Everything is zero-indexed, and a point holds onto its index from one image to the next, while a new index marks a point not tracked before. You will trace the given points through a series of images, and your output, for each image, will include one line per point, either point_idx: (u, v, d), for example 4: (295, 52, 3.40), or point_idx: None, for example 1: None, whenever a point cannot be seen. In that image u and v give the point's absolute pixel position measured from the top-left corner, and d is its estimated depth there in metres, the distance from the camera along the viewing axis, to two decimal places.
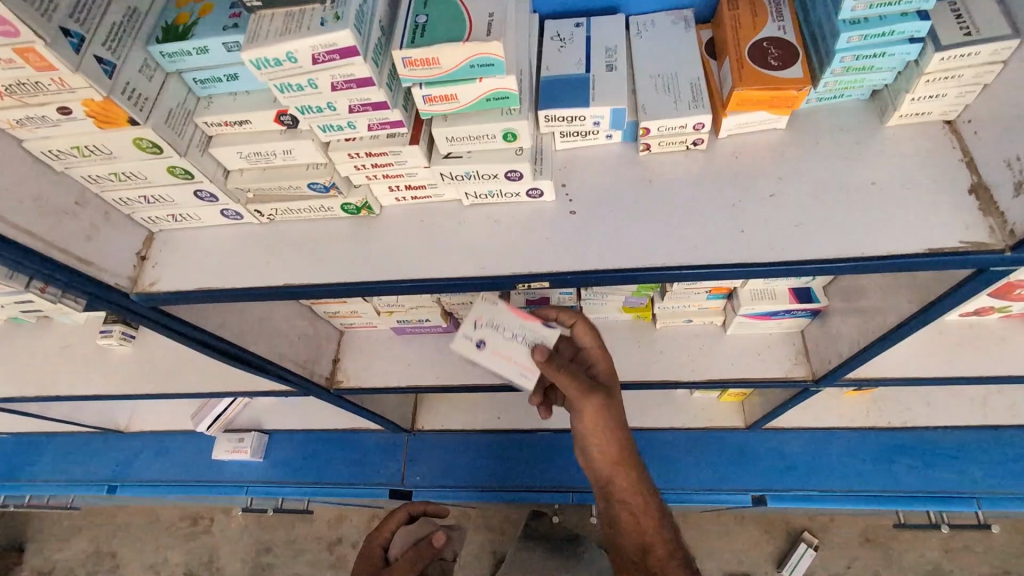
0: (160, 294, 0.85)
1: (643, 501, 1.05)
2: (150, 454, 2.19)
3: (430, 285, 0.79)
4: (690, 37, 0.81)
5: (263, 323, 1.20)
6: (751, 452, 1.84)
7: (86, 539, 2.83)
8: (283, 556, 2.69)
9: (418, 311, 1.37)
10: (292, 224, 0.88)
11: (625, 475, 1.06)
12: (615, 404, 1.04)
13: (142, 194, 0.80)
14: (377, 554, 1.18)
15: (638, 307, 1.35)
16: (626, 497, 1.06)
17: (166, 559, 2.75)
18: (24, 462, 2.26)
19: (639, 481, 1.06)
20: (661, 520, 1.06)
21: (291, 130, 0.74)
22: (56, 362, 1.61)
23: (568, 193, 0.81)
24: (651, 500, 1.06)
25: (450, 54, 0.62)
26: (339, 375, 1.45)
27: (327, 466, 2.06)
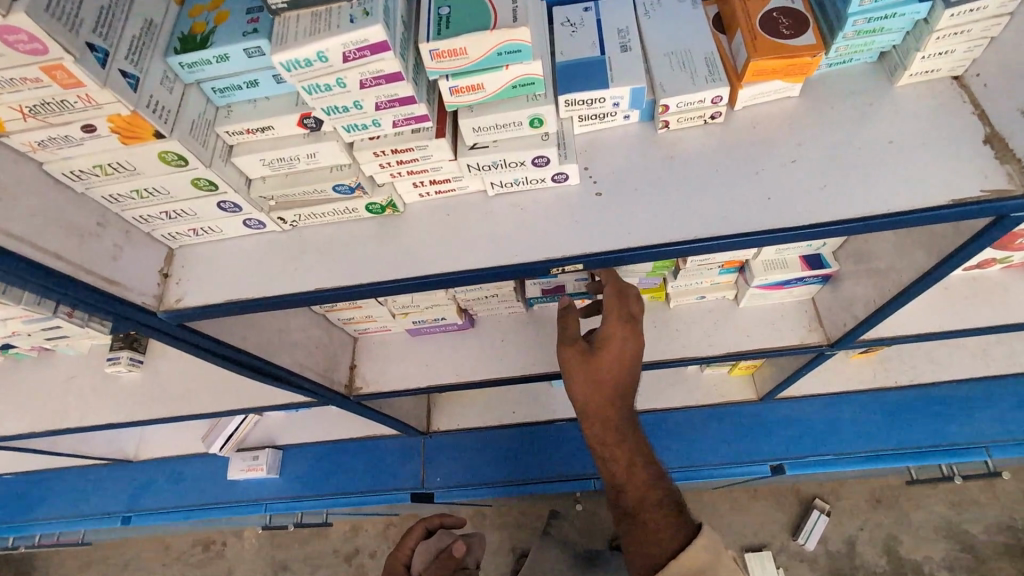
0: (186, 310, 0.84)
1: (614, 450, 1.05)
2: (161, 481, 2.15)
3: (466, 278, 0.79)
4: (698, 14, 0.82)
5: (281, 334, 1.19)
6: (764, 422, 1.87)
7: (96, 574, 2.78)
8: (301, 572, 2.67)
9: (433, 310, 1.37)
10: (316, 229, 0.88)
11: (592, 425, 1.06)
12: (591, 361, 1.02)
13: (163, 210, 0.80)
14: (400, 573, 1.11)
15: (652, 288, 1.37)
16: (598, 447, 1.06)
17: None
18: (32, 501, 2.22)
19: (610, 431, 1.05)
20: (638, 460, 1.04)
21: (314, 133, 0.74)
22: (63, 394, 1.56)
23: (591, 176, 0.82)
24: (624, 445, 1.04)
25: (476, 44, 0.63)
26: (358, 381, 1.45)
27: (344, 477, 2.05)
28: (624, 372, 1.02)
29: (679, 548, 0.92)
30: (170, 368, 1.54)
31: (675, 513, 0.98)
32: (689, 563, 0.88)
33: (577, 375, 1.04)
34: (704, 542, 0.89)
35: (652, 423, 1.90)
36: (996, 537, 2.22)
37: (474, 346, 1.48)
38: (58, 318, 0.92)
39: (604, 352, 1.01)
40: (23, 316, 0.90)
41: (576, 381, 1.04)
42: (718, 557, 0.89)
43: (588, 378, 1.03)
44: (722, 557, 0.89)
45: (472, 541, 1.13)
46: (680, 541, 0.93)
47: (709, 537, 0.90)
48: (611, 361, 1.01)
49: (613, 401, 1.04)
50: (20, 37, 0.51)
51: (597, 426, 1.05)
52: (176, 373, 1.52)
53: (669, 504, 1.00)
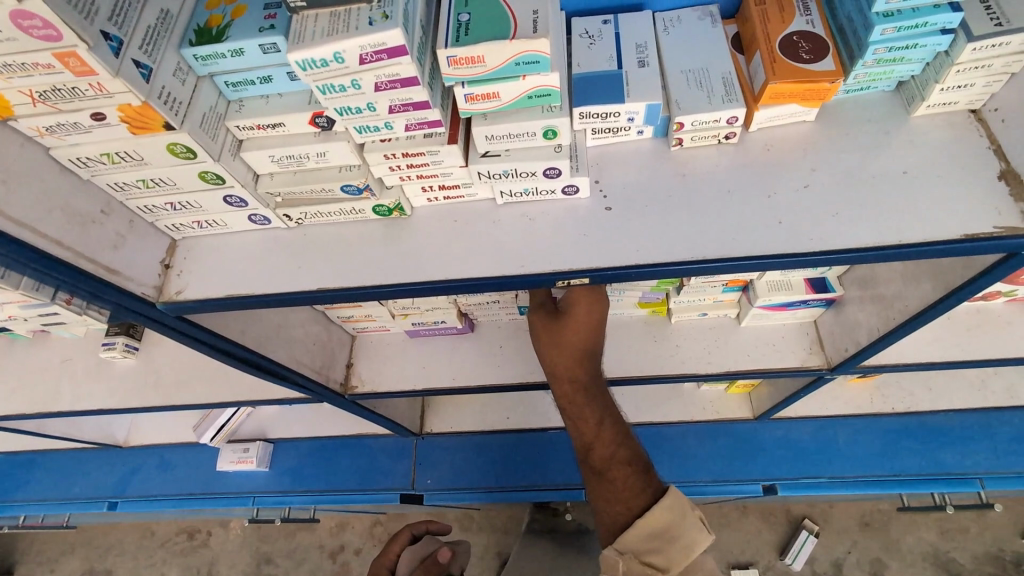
0: (186, 303, 0.83)
1: (584, 410, 1.04)
2: (149, 469, 2.14)
3: (471, 286, 0.78)
4: (718, 31, 0.82)
5: (280, 329, 1.19)
6: (758, 441, 1.86)
7: (79, 557, 2.78)
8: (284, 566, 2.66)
9: (433, 313, 1.36)
10: (321, 227, 0.87)
11: (562, 385, 1.06)
12: (559, 324, 1.03)
13: (169, 201, 0.79)
14: None
15: (654, 302, 1.36)
16: (566, 406, 1.06)
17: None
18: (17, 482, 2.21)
19: (580, 391, 1.04)
20: (606, 419, 1.04)
21: (326, 133, 0.73)
22: (55, 378, 1.55)
23: (601, 189, 0.81)
24: (593, 403, 1.04)
25: (495, 53, 0.62)
26: (354, 380, 1.44)
27: (335, 473, 2.04)
28: (591, 333, 1.03)
29: (646, 505, 0.93)
30: (165, 357, 1.53)
31: (642, 470, 0.99)
32: (653, 520, 0.90)
33: (543, 340, 1.04)
34: (668, 504, 0.92)
35: (646, 436, 1.89)
36: (983, 567, 2.21)
37: (473, 351, 1.47)
38: (56, 305, 0.92)
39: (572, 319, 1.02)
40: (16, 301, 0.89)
41: (542, 344, 1.05)
42: (682, 517, 0.91)
43: (555, 343, 1.03)
44: (685, 516, 0.91)
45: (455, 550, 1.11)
46: (647, 498, 0.94)
47: (673, 499, 0.92)
48: (579, 325, 1.02)
49: (581, 361, 1.04)
50: (34, 22, 0.51)
51: (568, 390, 1.05)
52: (172, 363, 1.51)
53: (636, 463, 0.99)
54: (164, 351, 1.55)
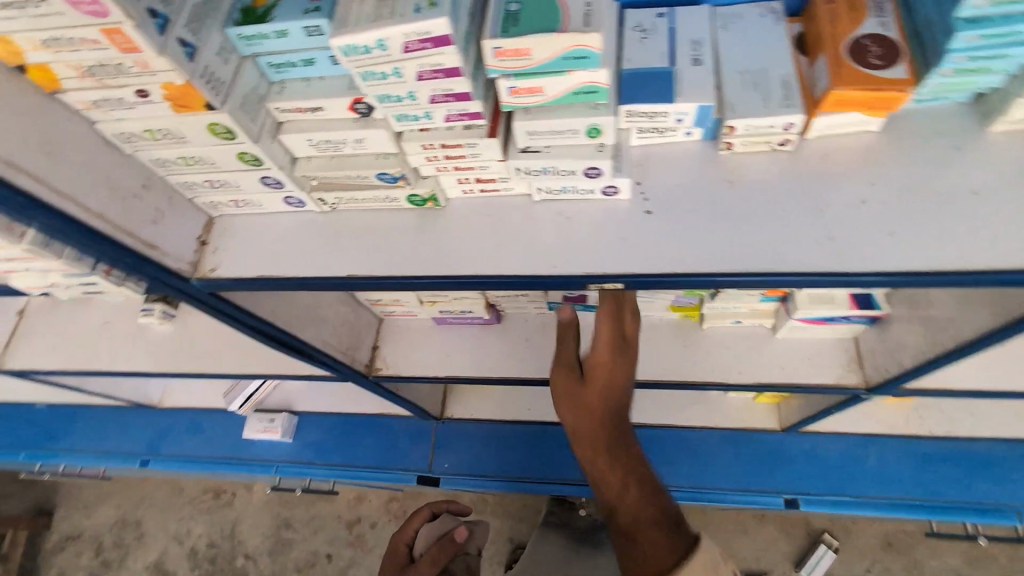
0: (220, 281, 0.84)
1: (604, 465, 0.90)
2: (182, 430, 2.24)
3: (502, 283, 0.77)
4: (780, 30, 0.77)
5: (310, 310, 1.20)
6: (784, 453, 1.81)
7: (114, 505, 2.94)
8: (302, 532, 2.75)
9: (461, 302, 1.36)
10: (355, 213, 0.86)
11: (580, 442, 0.94)
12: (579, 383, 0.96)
13: (208, 179, 0.79)
14: (402, 552, 1.11)
15: (687, 306, 1.32)
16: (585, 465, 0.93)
17: (189, 530, 2.84)
18: (58, 433, 2.33)
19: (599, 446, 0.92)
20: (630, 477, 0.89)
21: (365, 119, 0.72)
22: (96, 339, 1.61)
23: (643, 192, 0.78)
24: (615, 460, 0.90)
25: (542, 46, 0.59)
26: (378, 363, 1.46)
27: (357, 449, 2.08)
28: (612, 389, 0.94)
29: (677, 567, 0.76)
30: (199, 326, 1.58)
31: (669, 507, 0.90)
32: None
33: (564, 400, 0.97)
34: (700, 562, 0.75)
35: (667, 438, 1.87)
36: None
37: (498, 343, 1.46)
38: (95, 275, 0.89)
39: (602, 365, 0.94)
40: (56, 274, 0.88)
41: (561, 403, 0.97)
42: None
43: (574, 401, 0.95)
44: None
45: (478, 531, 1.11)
46: (679, 557, 0.77)
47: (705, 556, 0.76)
48: (601, 382, 0.94)
49: (602, 417, 0.93)
50: None
51: (587, 446, 0.93)
52: (204, 333, 1.56)
53: (665, 519, 0.84)
54: (199, 321, 1.60)
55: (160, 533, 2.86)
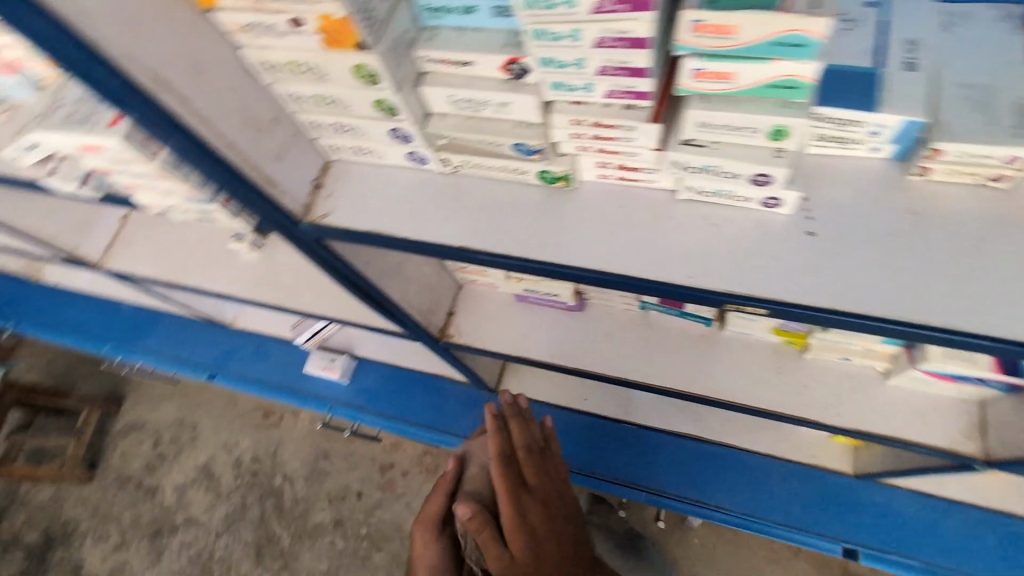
0: (329, 228, 0.82)
1: None
2: (250, 354, 2.40)
3: (628, 283, 0.70)
4: (1017, 43, 0.65)
5: (400, 267, 1.18)
6: (853, 499, 1.68)
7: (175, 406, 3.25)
8: (337, 466, 2.98)
9: (549, 285, 1.31)
10: (475, 180, 0.80)
11: None
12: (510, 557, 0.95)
13: (336, 121, 0.76)
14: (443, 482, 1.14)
15: (793, 333, 1.21)
16: None
17: (238, 441, 3.13)
18: (140, 335, 2.60)
19: None
20: None
21: (516, 82, 0.65)
22: (187, 254, 1.68)
23: (807, 209, 0.68)
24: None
25: (753, 26, 0.51)
26: (451, 329, 1.43)
27: (409, 403, 2.17)
28: (542, 539, 0.97)
29: None
30: (283, 258, 1.61)
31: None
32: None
33: None
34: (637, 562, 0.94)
35: (724, 458, 1.80)
36: None
37: (577, 332, 1.39)
38: (214, 205, 0.89)
39: (511, 494, 1.01)
40: (172, 196, 0.89)
41: None
42: None
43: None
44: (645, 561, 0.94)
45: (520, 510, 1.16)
46: None
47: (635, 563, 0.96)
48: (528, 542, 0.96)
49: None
50: None
51: None
52: (291, 264, 1.58)
53: None
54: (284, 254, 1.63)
55: (211, 438, 3.17)
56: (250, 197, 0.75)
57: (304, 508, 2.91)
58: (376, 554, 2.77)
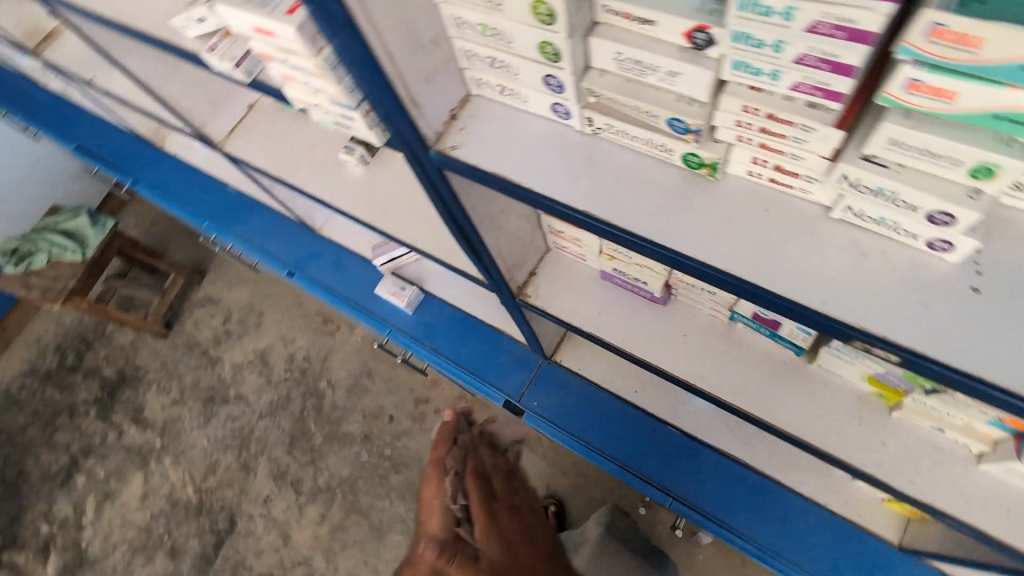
0: (456, 161, 0.82)
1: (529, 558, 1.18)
2: (329, 263, 2.55)
3: (757, 293, 0.67)
4: None
5: (503, 216, 1.19)
6: (884, 567, 1.67)
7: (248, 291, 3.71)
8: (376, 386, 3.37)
9: (639, 270, 1.29)
10: (612, 146, 0.78)
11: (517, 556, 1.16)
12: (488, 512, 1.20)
13: (491, 55, 0.75)
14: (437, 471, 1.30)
15: (887, 386, 1.12)
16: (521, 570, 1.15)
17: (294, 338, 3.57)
18: (235, 219, 2.82)
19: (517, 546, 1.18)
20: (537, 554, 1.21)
21: (695, 53, 0.61)
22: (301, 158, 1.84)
23: (979, 263, 0.63)
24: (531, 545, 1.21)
25: (1003, 45, 0.47)
26: (529, 289, 1.45)
27: (463, 347, 2.25)
28: (503, 510, 1.22)
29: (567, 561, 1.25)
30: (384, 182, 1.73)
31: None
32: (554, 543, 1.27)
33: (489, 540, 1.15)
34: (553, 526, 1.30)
35: (760, 488, 1.81)
36: None
37: (654, 324, 1.37)
38: (357, 113, 0.87)
39: (478, 476, 1.26)
40: (311, 101, 0.93)
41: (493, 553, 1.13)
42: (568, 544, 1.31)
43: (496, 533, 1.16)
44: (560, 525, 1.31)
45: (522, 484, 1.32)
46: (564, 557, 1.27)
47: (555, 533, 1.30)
48: (496, 502, 1.23)
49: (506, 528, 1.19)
50: None
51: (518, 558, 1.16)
52: (388, 191, 1.75)
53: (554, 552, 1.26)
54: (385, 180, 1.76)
55: (274, 328, 3.64)
56: (394, 113, 0.76)
57: (340, 415, 3.33)
58: (393, 476, 3.19)
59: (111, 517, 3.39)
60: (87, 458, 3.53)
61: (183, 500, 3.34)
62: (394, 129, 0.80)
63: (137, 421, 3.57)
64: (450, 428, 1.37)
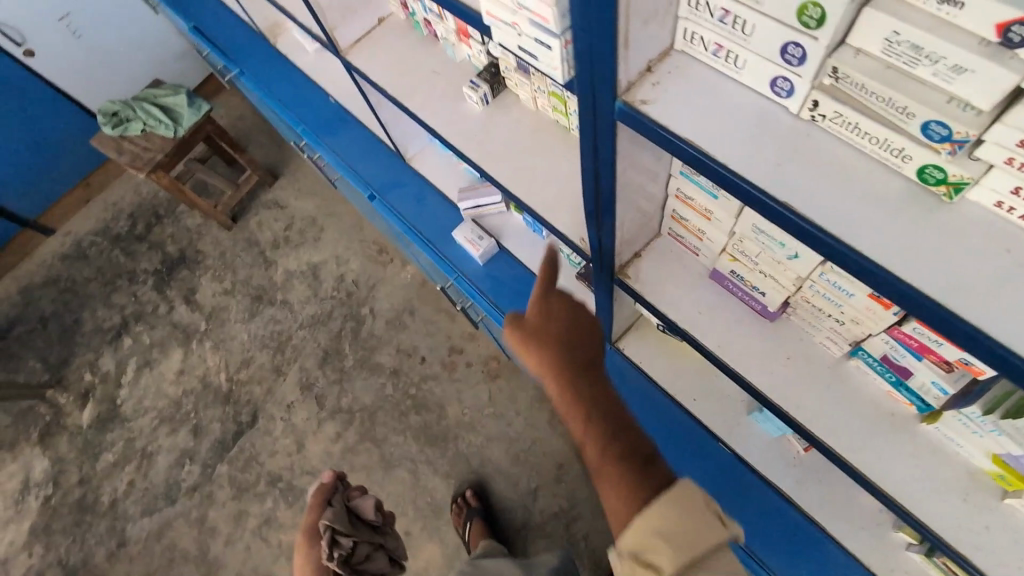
0: (646, 117, 0.80)
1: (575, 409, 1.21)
2: (411, 197, 2.54)
3: (977, 341, 0.65)
4: None
5: (639, 187, 1.15)
6: None
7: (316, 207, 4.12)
8: (414, 325, 3.72)
9: (761, 279, 1.20)
10: (825, 136, 0.79)
11: (571, 387, 1.23)
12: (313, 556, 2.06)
13: (728, 10, 0.76)
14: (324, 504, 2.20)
15: (1012, 471, 1.02)
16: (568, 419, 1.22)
17: (348, 261, 3.96)
18: (331, 130, 2.84)
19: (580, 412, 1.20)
20: (589, 407, 1.20)
21: (996, 50, 0.60)
22: (420, 84, 1.84)
23: None
24: (585, 389, 1.23)
25: None
26: (629, 270, 1.41)
27: (525, 309, 2.25)
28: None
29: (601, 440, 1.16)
30: (498, 127, 1.73)
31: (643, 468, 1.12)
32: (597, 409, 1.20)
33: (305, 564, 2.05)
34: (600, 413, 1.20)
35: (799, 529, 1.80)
36: None
37: (758, 338, 1.30)
38: (554, 44, 0.82)
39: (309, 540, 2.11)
40: (491, 12, 0.87)
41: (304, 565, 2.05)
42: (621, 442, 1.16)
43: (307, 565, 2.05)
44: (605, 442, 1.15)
45: (377, 559, 2.15)
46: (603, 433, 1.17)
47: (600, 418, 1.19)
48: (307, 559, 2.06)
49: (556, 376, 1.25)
50: None
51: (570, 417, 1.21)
52: (502, 142, 1.71)
53: (615, 434, 1.17)
54: (500, 124, 1.73)
55: (331, 246, 4.02)
56: (602, 51, 0.74)
57: (377, 342, 3.69)
58: (412, 416, 3.48)
59: (147, 383, 3.80)
60: (136, 323, 3.98)
61: (215, 385, 3.73)
62: (589, 70, 0.78)
63: (188, 301, 3.98)
64: (325, 492, 2.23)
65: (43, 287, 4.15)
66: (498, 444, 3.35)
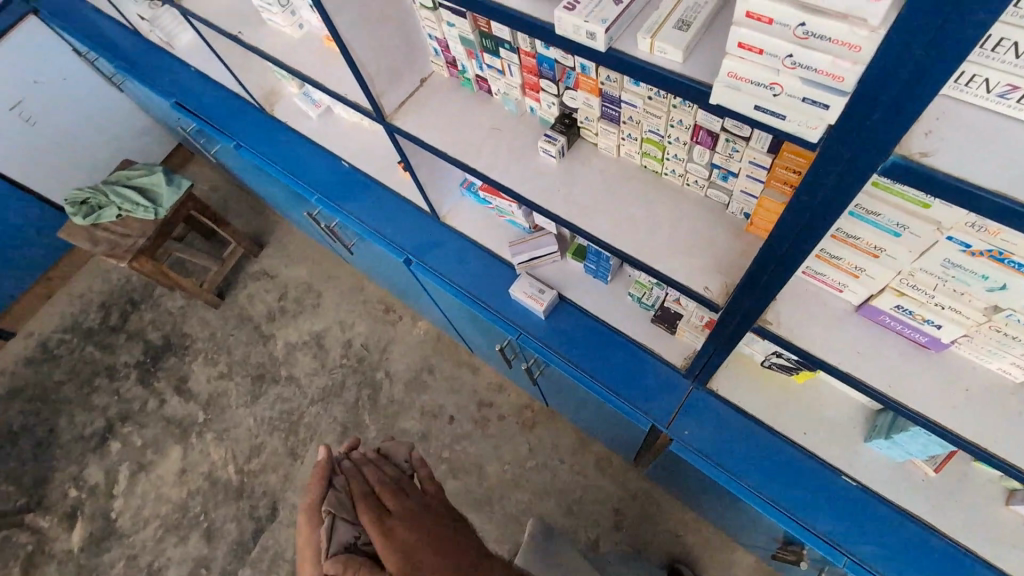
0: (933, 169, 0.75)
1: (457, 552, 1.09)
2: (452, 257, 2.38)
3: None
4: None
5: None
6: None
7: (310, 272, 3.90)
8: (435, 382, 3.51)
9: (936, 310, 1.15)
10: None
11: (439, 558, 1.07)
12: None
13: None
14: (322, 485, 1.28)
15: None
16: None
17: (354, 324, 3.74)
18: (347, 195, 2.66)
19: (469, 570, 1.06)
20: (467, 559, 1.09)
21: None
22: (484, 139, 1.74)
23: None
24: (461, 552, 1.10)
25: None
26: (770, 315, 1.28)
27: (603, 361, 2.09)
28: None
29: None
30: (579, 175, 1.65)
31: None
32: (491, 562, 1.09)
33: None
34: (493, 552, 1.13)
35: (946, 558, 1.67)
36: None
37: (924, 371, 1.24)
38: (833, 106, 0.77)
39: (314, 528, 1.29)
40: (732, 72, 0.83)
41: None
42: None
43: None
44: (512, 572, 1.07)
45: None
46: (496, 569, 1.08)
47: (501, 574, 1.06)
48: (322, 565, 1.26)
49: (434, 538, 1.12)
50: None
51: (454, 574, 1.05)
52: (584, 192, 1.61)
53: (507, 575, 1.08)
54: (582, 172, 1.65)
55: (331, 311, 3.79)
56: (900, 106, 0.72)
57: (400, 407, 3.46)
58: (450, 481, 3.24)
59: (144, 489, 3.41)
60: (123, 424, 3.58)
61: (224, 480, 3.38)
62: (873, 121, 0.75)
63: (180, 392, 3.64)
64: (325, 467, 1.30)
65: (7, 398, 3.70)
66: (548, 499, 3.14)
